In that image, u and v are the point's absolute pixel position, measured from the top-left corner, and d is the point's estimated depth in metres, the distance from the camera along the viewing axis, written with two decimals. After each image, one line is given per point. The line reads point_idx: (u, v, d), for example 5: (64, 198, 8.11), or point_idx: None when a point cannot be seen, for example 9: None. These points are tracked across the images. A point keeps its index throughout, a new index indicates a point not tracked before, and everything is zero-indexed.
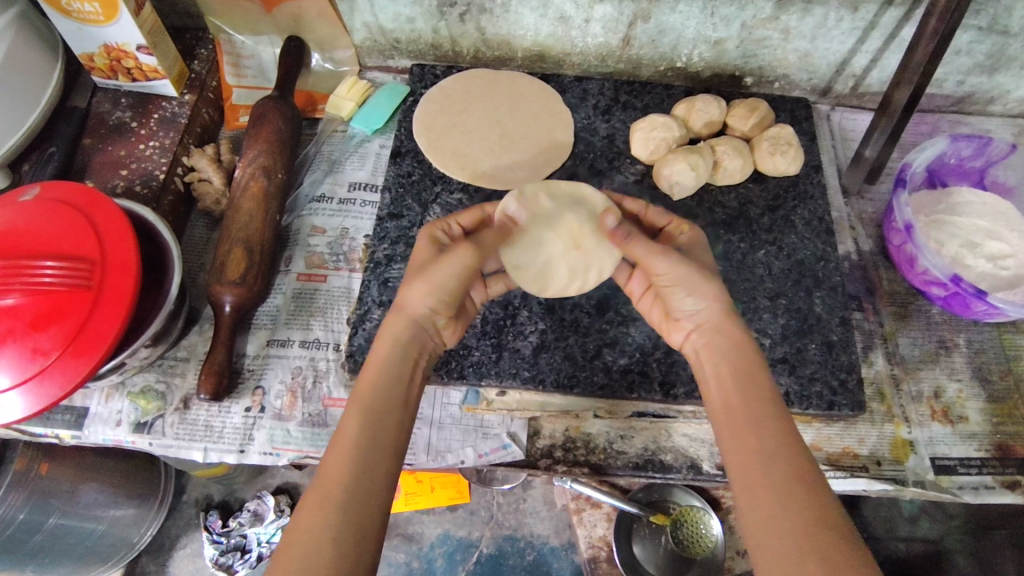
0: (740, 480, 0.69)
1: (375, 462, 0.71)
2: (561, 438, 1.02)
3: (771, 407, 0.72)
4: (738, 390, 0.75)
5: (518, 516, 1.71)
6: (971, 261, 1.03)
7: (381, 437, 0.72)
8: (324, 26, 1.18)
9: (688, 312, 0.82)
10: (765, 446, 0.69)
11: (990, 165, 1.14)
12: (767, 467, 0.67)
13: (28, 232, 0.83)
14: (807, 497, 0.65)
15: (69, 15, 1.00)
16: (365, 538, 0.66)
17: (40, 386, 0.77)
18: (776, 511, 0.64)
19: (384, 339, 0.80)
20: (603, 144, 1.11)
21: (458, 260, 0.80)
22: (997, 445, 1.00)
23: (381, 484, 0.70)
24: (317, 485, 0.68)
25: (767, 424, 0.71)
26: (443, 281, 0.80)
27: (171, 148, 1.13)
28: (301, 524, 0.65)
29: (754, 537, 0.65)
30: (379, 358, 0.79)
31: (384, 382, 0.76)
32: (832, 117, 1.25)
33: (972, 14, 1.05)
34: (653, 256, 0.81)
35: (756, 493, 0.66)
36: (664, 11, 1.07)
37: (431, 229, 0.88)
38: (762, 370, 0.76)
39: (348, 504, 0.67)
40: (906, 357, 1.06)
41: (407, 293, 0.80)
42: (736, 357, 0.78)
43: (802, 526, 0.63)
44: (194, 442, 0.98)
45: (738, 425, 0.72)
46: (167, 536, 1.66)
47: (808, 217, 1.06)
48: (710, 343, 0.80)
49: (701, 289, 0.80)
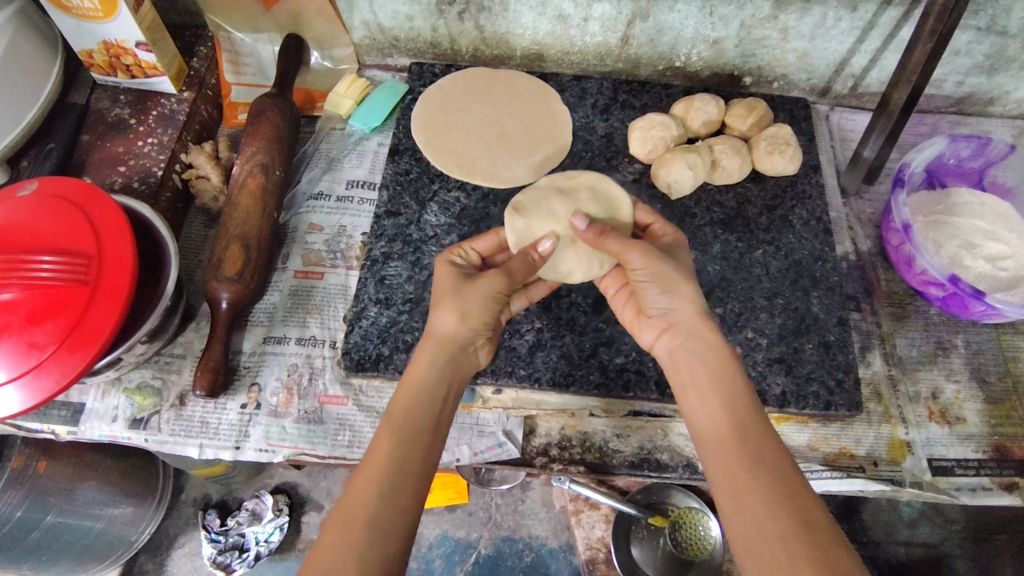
0: (727, 485, 0.68)
1: (403, 479, 0.69)
2: (556, 436, 1.02)
3: (752, 412, 0.72)
4: (717, 394, 0.75)
5: (517, 517, 1.71)
6: (969, 262, 1.03)
7: (408, 455, 0.71)
8: (323, 24, 1.18)
9: (661, 308, 0.82)
10: (749, 451, 0.69)
11: (989, 166, 1.14)
12: (755, 472, 0.67)
13: (25, 226, 0.83)
14: (796, 501, 0.64)
15: (68, 11, 1.01)
16: (392, 556, 0.65)
17: (36, 380, 0.77)
18: (763, 514, 0.64)
19: (419, 362, 0.79)
20: (602, 143, 1.11)
21: (489, 284, 0.81)
22: (995, 446, 1.00)
23: (407, 502, 0.68)
24: (341, 505, 0.67)
25: (750, 429, 0.71)
26: (479, 305, 0.81)
27: (169, 145, 1.13)
28: (326, 545, 0.65)
29: (741, 540, 0.65)
30: (409, 378, 0.78)
31: (411, 397, 0.76)
32: (832, 117, 1.25)
33: (971, 14, 1.04)
34: (626, 251, 0.82)
35: (744, 498, 0.66)
36: (662, 10, 1.07)
37: (450, 254, 0.89)
38: (739, 371, 0.76)
39: (375, 519, 0.66)
40: (904, 358, 1.05)
41: (438, 316, 0.81)
42: (712, 358, 0.77)
43: (791, 528, 0.62)
44: (190, 438, 0.98)
45: (720, 430, 0.72)
46: (165, 535, 1.66)
47: (806, 217, 1.06)
48: (683, 347, 0.80)
49: (675, 287, 0.81)
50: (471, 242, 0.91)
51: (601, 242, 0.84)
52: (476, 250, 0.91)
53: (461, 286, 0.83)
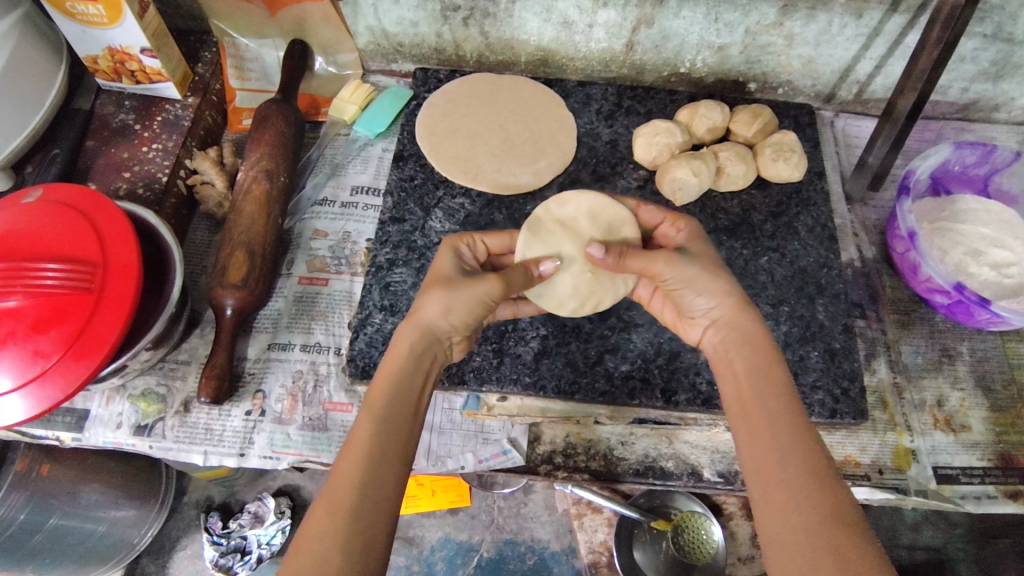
0: (755, 473, 0.67)
1: (387, 469, 0.68)
2: (561, 444, 1.02)
3: (788, 400, 0.70)
4: (753, 382, 0.73)
5: (519, 521, 1.70)
6: (974, 269, 1.03)
7: (391, 446, 0.70)
8: (328, 30, 1.18)
9: (704, 310, 0.82)
10: (779, 439, 0.67)
11: (994, 172, 1.14)
12: (783, 461, 0.65)
13: (30, 235, 0.83)
14: (821, 491, 0.63)
15: (73, 18, 1.01)
16: (373, 542, 0.64)
17: (40, 388, 0.77)
18: (792, 507, 0.62)
19: (396, 349, 0.78)
20: (606, 150, 1.11)
21: (484, 288, 0.80)
22: (1000, 454, 1.00)
23: (392, 490, 0.68)
24: (328, 489, 0.66)
25: (783, 418, 0.69)
26: (466, 306, 0.80)
27: (173, 151, 1.13)
28: (311, 530, 0.64)
29: (769, 531, 0.63)
30: (389, 367, 0.77)
31: (395, 387, 0.74)
32: (836, 123, 1.24)
33: (977, 21, 1.04)
34: (653, 262, 0.82)
35: (771, 487, 0.65)
36: (667, 16, 1.07)
37: (456, 242, 0.89)
38: (779, 363, 0.74)
39: (359, 508, 0.65)
40: (909, 365, 1.05)
41: (427, 303, 0.80)
42: (754, 349, 0.76)
43: (817, 520, 0.61)
44: (194, 445, 0.98)
45: (752, 418, 0.70)
46: (167, 538, 1.65)
47: (811, 224, 1.06)
48: (727, 340, 0.79)
49: (709, 285, 0.80)
50: (480, 235, 0.92)
51: (620, 265, 0.84)
52: (482, 244, 0.91)
53: (457, 280, 0.81)
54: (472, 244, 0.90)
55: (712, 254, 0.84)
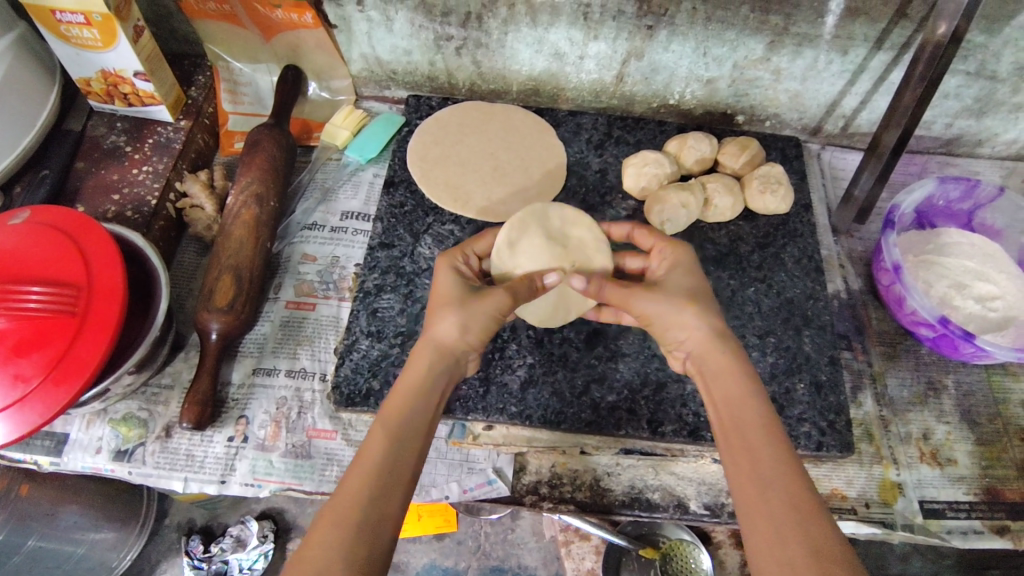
0: (742, 506, 0.66)
1: (393, 486, 0.67)
2: (547, 474, 1.02)
3: (765, 430, 0.69)
4: (732, 414, 0.72)
5: (506, 547, 1.68)
6: (959, 302, 1.04)
7: (401, 457, 0.69)
8: (322, 57, 1.19)
9: (677, 343, 0.82)
10: (761, 469, 0.66)
11: (977, 208, 1.16)
12: (765, 493, 0.65)
13: (15, 257, 0.82)
14: (800, 522, 0.62)
15: (67, 40, 1.01)
16: (374, 553, 0.62)
17: (19, 413, 0.76)
18: (775, 538, 0.61)
19: (413, 365, 0.79)
20: (595, 179, 1.12)
21: (497, 304, 0.82)
22: (986, 488, 1.00)
23: (395, 503, 0.66)
24: (329, 503, 0.65)
25: (765, 450, 0.68)
26: (482, 323, 0.81)
27: (163, 173, 1.13)
28: (311, 541, 0.62)
29: (758, 564, 0.62)
30: (405, 379, 0.77)
31: (402, 399, 0.74)
32: (823, 155, 1.26)
33: (961, 59, 1.06)
34: (628, 295, 0.83)
35: (756, 520, 0.64)
36: (657, 49, 1.09)
37: (452, 259, 0.89)
38: (757, 391, 0.73)
39: (360, 522, 0.63)
40: (895, 398, 1.05)
41: (439, 323, 0.81)
42: (729, 378, 0.75)
43: (804, 553, 0.60)
44: (174, 472, 0.97)
45: (734, 450, 0.70)
46: (146, 561, 1.63)
47: (798, 255, 1.07)
48: (705, 371, 0.78)
49: (679, 319, 0.80)
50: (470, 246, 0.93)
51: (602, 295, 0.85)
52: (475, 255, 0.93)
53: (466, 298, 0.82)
54: (467, 258, 0.92)
55: (689, 283, 0.84)
